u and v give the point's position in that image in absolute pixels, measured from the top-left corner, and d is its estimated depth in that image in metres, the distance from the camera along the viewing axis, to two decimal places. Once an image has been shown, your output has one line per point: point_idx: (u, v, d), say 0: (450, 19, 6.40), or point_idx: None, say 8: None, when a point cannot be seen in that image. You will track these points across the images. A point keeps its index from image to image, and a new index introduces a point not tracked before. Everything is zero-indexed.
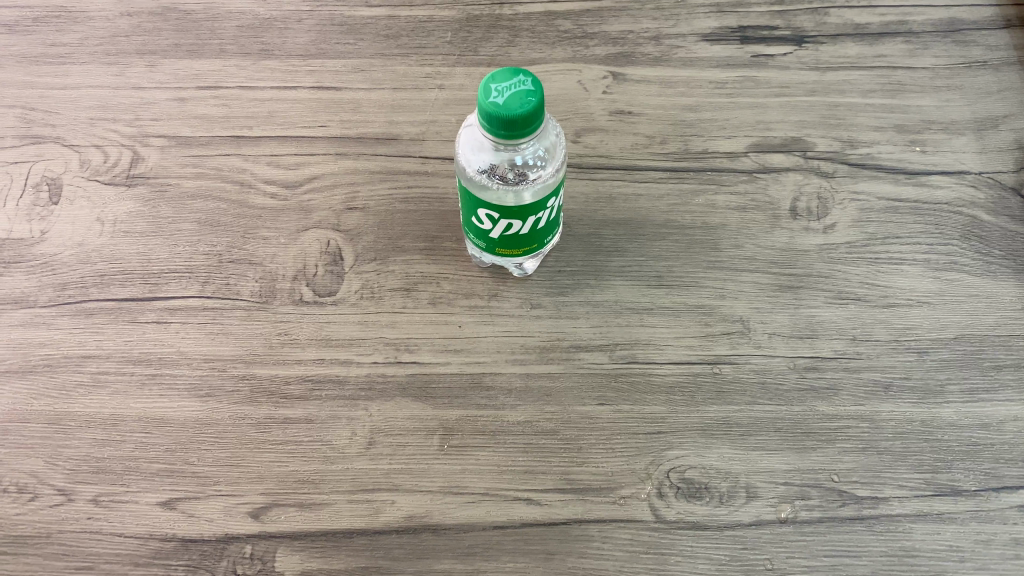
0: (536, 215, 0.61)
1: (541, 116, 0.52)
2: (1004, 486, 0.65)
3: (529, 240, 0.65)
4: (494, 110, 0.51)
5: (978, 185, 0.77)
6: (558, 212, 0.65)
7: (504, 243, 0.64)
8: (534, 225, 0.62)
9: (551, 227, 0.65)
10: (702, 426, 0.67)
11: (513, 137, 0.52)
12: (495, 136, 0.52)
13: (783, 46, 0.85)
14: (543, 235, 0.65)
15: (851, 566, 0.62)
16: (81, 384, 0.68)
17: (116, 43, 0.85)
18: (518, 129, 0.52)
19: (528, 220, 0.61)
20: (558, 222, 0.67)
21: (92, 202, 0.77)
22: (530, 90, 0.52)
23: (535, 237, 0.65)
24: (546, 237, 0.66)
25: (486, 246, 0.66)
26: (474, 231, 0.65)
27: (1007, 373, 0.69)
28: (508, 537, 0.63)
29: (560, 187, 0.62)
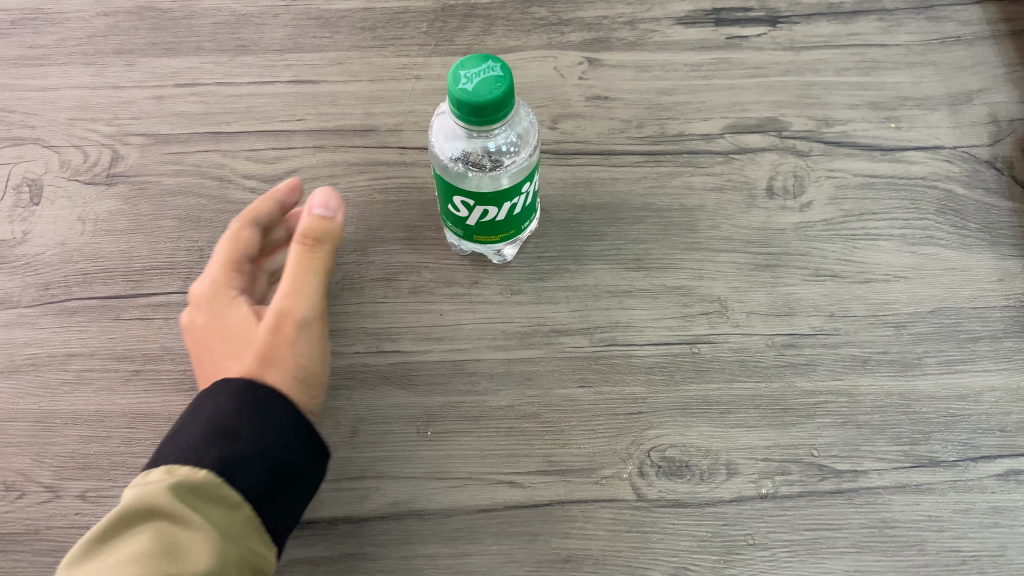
0: (510, 201, 0.61)
1: (511, 103, 0.53)
2: (981, 457, 0.66)
3: (507, 224, 0.64)
4: (464, 97, 0.51)
5: (953, 159, 0.77)
6: (534, 197, 0.65)
7: (481, 230, 0.65)
8: (509, 211, 0.62)
9: (527, 213, 0.66)
10: (682, 404, 0.67)
11: (484, 125, 0.53)
12: (466, 125, 0.53)
13: (757, 27, 0.85)
14: (519, 220, 0.65)
15: (831, 539, 0.63)
16: (66, 382, 0.69)
17: (93, 44, 0.85)
18: (489, 116, 0.52)
19: (503, 206, 0.61)
20: (536, 206, 0.67)
21: (73, 201, 0.77)
22: (499, 77, 0.52)
23: (512, 223, 0.65)
24: (523, 223, 0.66)
25: (464, 232, 0.66)
26: (451, 220, 0.65)
27: (983, 345, 0.69)
28: (491, 519, 0.64)
29: (534, 171, 0.61)
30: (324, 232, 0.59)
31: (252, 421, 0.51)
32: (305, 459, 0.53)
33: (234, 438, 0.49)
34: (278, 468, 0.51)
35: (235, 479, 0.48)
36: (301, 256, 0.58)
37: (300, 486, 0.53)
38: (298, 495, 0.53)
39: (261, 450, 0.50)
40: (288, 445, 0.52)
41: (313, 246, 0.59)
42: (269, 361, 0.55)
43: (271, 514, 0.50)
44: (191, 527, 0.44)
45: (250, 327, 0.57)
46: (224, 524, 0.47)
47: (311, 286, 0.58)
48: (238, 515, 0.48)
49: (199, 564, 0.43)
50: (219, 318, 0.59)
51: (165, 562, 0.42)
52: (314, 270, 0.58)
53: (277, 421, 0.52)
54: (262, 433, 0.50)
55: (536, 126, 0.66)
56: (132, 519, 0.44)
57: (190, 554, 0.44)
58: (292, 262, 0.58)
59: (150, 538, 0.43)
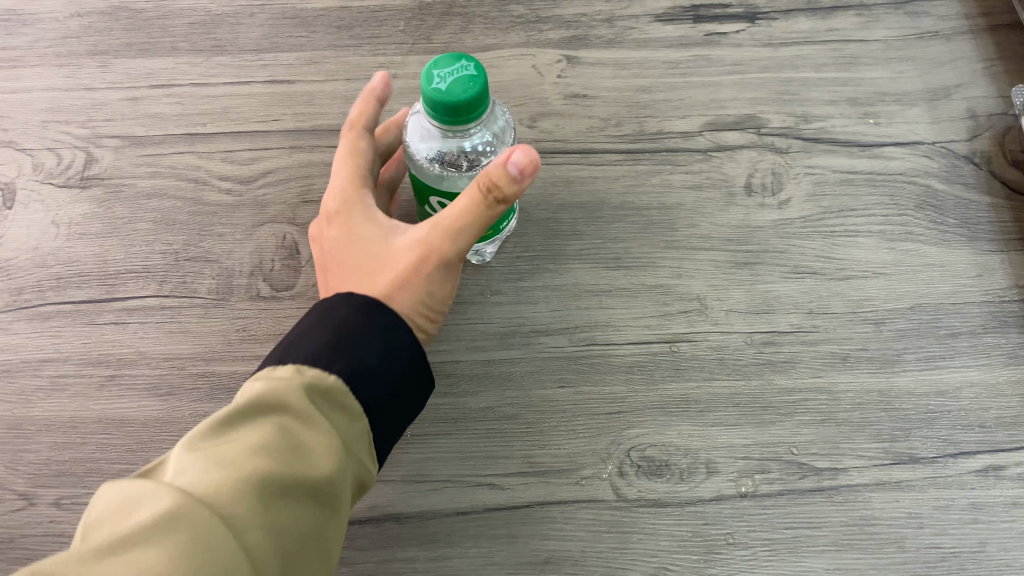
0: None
1: (484, 102, 0.52)
2: (961, 453, 0.66)
3: (487, 225, 0.64)
4: (437, 97, 0.51)
5: (932, 155, 0.77)
6: (513, 196, 0.65)
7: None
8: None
9: (509, 211, 0.66)
10: (662, 403, 0.67)
11: (456, 124, 0.52)
12: (439, 124, 0.52)
13: (736, 23, 0.85)
14: (499, 220, 0.65)
15: (811, 537, 0.63)
16: (40, 388, 0.68)
17: (66, 45, 0.84)
18: (462, 116, 0.51)
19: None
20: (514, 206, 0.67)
21: (47, 205, 0.77)
22: (473, 76, 0.52)
23: (492, 223, 0.64)
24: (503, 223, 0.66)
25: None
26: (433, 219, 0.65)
27: (962, 340, 0.69)
28: (470, 522, 0.63)
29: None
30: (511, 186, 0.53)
31: (379, 328, 0.52)
32: (420, 374, 0.54)
33: (360, 348, 0.50)
34: (395, 383, 0.52)
35: (361, 387, 0.49)
36: (478, 211, 0.54)
37: (410, 401, 0.54)
38: (408, 407, 0.54)
39: (383, 364, 0.51)
40: (408, 357, 0.53)
41: (497, 200, 0.54)
42: (403, 293, 0.56)
43: (385, 423, 0.52)
44: (318, 428, 0.46)
45: (392, 250, 0.58)
46: (345, 428, 0.48)
47: (462, 232, 0.55)
48: (357, 422, 0.49)
49: (323, 468, 0.45)
50: (357, 225, 0.60)
51: (294, 461, 0.43)
52: (488, 220, 0.55)
53: (402, 334, 0.53)
54: (387, 346, 0.51)
55: (510, 123, 0.66)
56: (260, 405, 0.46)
57: (314, 454, 0.45)
58: (472, 209, 0.54)
59: (279, 431, 0.44)
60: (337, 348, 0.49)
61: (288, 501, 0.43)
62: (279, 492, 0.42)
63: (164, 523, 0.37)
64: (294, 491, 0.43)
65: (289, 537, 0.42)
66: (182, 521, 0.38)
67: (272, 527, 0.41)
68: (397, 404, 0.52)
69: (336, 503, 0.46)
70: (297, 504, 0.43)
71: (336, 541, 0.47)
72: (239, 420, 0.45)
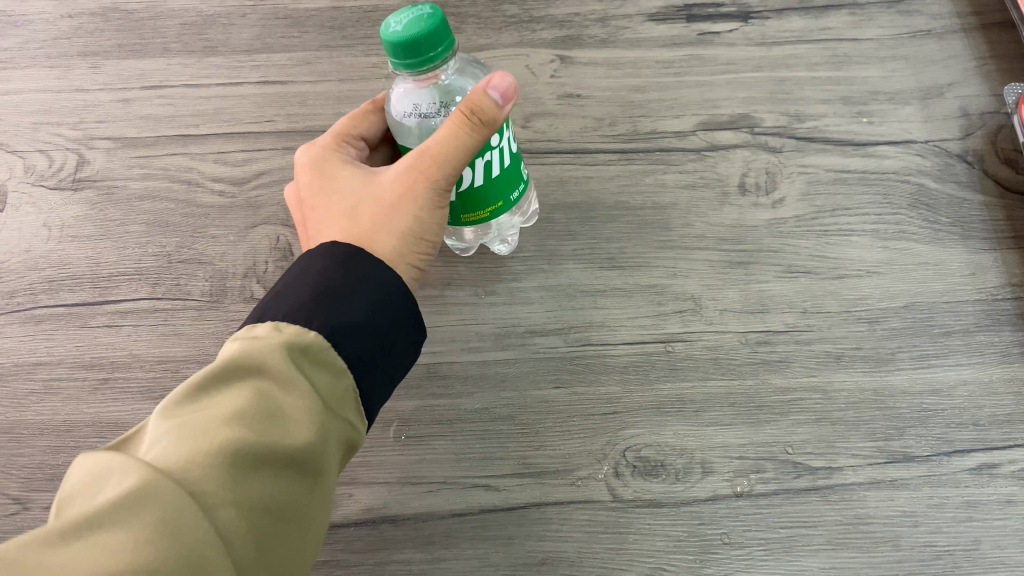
0: (482, 157, 0.56)
1: (447, 39, 0.50)
2: (955, 451, 0.66)
3: (491, 192, 0.59)
4: (396, 39, 0.48)
5: (925, 153, 0.77)
6: (514, 160, 0.60)
7: (464, 206, 0.59)
8: (486, 171, 0.57)
9: (512, 176, 0.60)
10: (657, 403, 0.67)
11: (421, 64, 0.50)
12: (403, 69, 0.50)
13: (729, 22, 0.85)
14: (506, 187, 0.60)
15: (806, 536, 0.63)
16: (33, 391, 0.68)
17: (58, 46, 0.84)
18: (425, 51, 0.49)
19: (475, 165, 0.56)
20: (523, 176, 0.62)
21: (38, 207, 0.76)
22: (430, 15, 0.50)
23: (498, 190, 0.59)
24: (512, 192, 0.61)
25: (451, 216, 0.61)
26: None
27: (956, 339, 0.69)
28: (466, 524, 0.63)
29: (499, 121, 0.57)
30: (487, 115, 0.50)
31: (356, 283, 0.50)
32: (407, 327, 0.53)
33: (338, 300, 0.49)
34: (381, 334, 0.50)
35: (339, 347, 0.47)
36: (455, 146, 0.51)
37: (401, 356, 0.53)
38: (398, 363, 0.53)
39: (366, 316, 0.49)
40: (391, 311, 0.52)
41: (475, 134, 0.51)
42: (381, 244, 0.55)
43: (373, 381, 0.50)
44: (297, 393, 0.44)
45: (373, 198, 0.57)
46: (327, 392, 0.46)
47: (442, 172, 0.53)
48: (339, 385, 0.47)
49: (302, 432, 0.42)
50: (342, 178, 0.59)
51: (270, 425, 0.41)
52: (466, 157, 0.52)
53: (382, 287, 0.51)
54: (368, 298, 0.50)
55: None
56: (235, 373, 0.44)
57: (291, 418, 0.43)
58: (450, 142, 0.52)
59: (254, 394, 0.42)
60: (311, 303, 0.48)
61: (268, 470, 0.41)
62: (258, 460, 0.40)
63: (130, 497, 0.35)
64: (275, 460, 0.41)
65: (271, 510, 0.40)
66: (154, 495, 0.35)
67: (252, 499, 0.39)
68: (387, 357, 0.51)
69: (321, 472, 0.44)
70: (278, 474, 0.41)
71: (322, 512, 0.45)
72: (215, 391, 0.43)
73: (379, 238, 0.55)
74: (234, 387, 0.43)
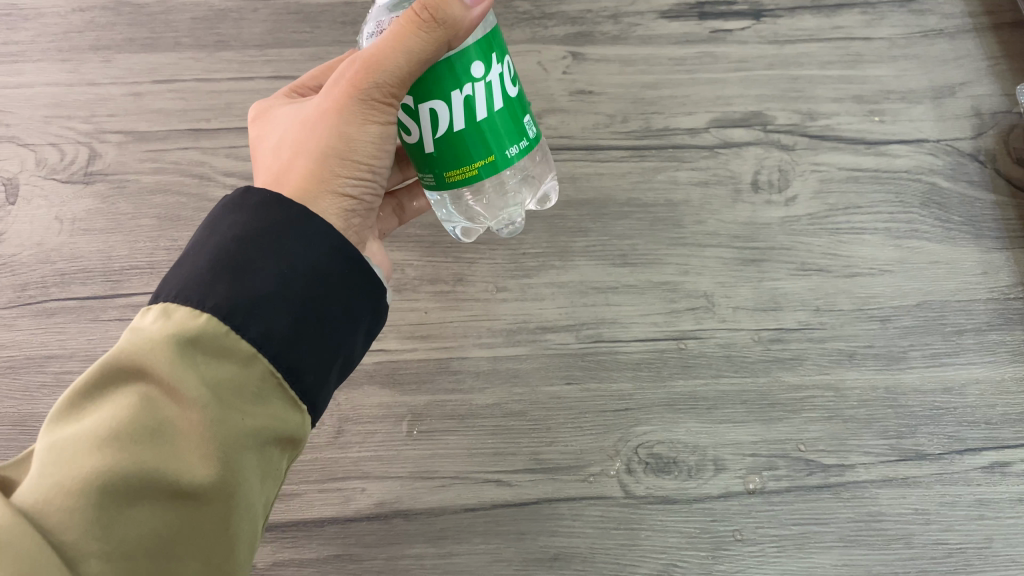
0: (460, 89, 0.45)
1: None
2: (967, 450, 0.66)
3: (479, 139, 0.47)
4: None
5: (937, 152, 0.77)
6: (511, 106, 0.48)
7: (445, 158, 0.47)
8: (468, 106, 0.45)
9: (509, 128, 0.48)
10: (668, 401, 0.68)
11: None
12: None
13: (740, 21, 0.84)
14: (498, 138, 0.48)
15: (819, 534, 0.63)
16: (45, 384, 0.69)
17: (69, 40, 0.83)
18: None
19: (452, 101, 0.45)
20: (527, 135, 0.50)
21: (50, 200, 0.76)
22: None
23: (488, 137, 0.47)
24: (508, 146, 0.48)
25: (434, 177, 0.49)
26: (415, 161, 0.49)
27: (968, 338, 0.69)
28: (478, 518, 0.64)
29: (485, 48, 0.46)
30: (449, 10, 0.41)
31: (286, 244, 0.40)
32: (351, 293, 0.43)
33: (244, 273, 0.39)
34: (310, 310, 0.40)
35: (247, 326, 0.38)
36: (397, 52, 0.42)
37: (348, 329, 0.43)
38: (346, 339, 0.43)
39: (281, 292, 0.39)
40: (325, 279, 0.41)
41: (425, 38, 0.42)
42: (302, 176, 0.45)
43: (304, 360, 0.40)
44: (184, 402, 0.36)
45: (304, 125, 0.47)
46: (233, 388, 0.38)
47: (380, 85, 0.44)
48: (251, 377, 0.38)
49: (189, 455, 0.36)
50: (280, 122, 0.51)
51: (150, 451, 0.35)
52: (412, 68, 0.43)
53: (309, 251, 0.41)
54: (286, 266, 0.40)
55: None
56: (122, 375, 0.37)
57: (181, 438, 0.36)
58: (393, 39, 0.42)
59: (137, 407, 0.36)
60: (208, 276, 0.38)
61: (144, 504, 0.35)
62: (125, 497, 0.35)
63: None
64: (151, 491, 0.35)
65: (150, 548, 0.36)
66: None
67: (116, 547, 0.34)
68: (321, 337, 0.41)
69: (226, 493, 0.37)
70: (160, 505, 0.36)
71: (250, 524, 0.39)
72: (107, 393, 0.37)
73: (299, 168, 0.46)
74: (121, 392, 0.37)
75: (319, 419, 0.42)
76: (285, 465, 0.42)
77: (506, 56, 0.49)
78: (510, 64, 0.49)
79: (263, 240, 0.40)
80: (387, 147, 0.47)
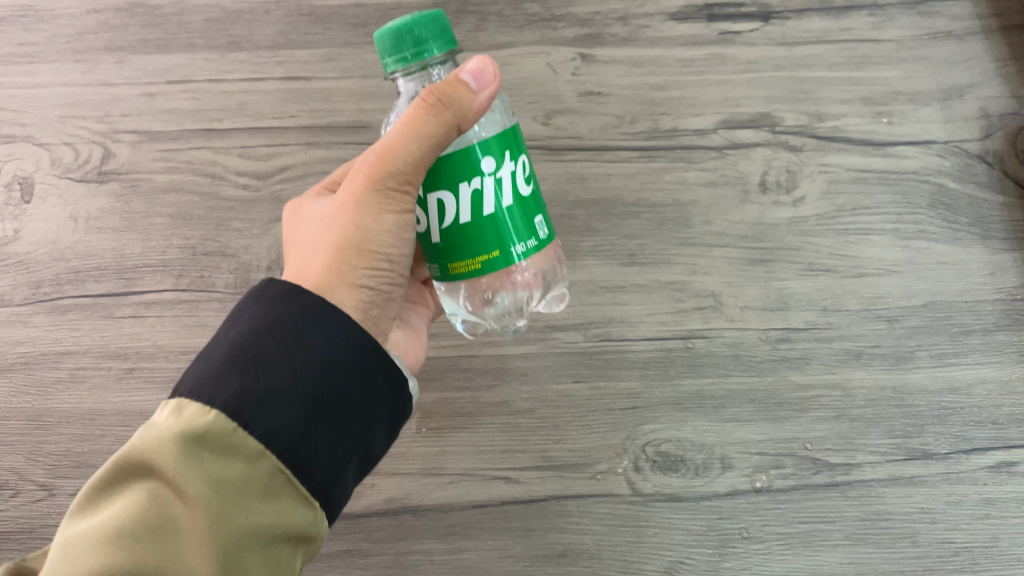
0: (469, 182, 0.47)
1: (439, 32, 0.47)
2: (974, 449, 0.69)
3: (484, 233, 0.48)
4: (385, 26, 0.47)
5: (945, 153, 0.74)
6: (523, 204, 0.49)
7: (450, 250, 0.49)
8: (475, 202, 0.47)
9: (521, 229, 0.49)
10: (676, 400, 0.71)
11: (408, 54, 0.46)
12: (393, 65, 0.47)
13: (750, 23, 0.77)
14: (507, 234, 0.48)
15: (824, 531, 0.68)
16: (59, 379, 0.73)
17: (84, 41, 0.78)
18: (407, 37, 0.46)
19: (460, 192, 0.47)
20: (538, 234, 0.50)
21: (64, 199, 0.76)
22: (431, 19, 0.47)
23: (494, 233, 0.48)
24: (516, 243, 0.49)
25: (439, 269, 0.50)
26: (428, 254, 0.51)
27: (975, 338, 0.71)
28: (487, 515, 0.69)
29: (499, 145, 0.48)
30: (458, 93, 0.46)
31: (302, 338, 0.42)
32: (367, 385, 0.44)
33: (258, 365, 0.41)
34: (323, 403, 0.41)
35: (256, 422, 0.40)
36: (414, 135, 0.45)
37: (364, 421, 0.43)
38: (362, 431, 0.43)
39: (293, 383, 0.41)
40: (339, 371, 0.42)
41: (438, 120, 0.45)
42: (322, 270, 0.47)
43: (318, 454, 0.41)
44: (189, 501, 0.39)
45: (322, 224, 0.49)
46: (239, 486, 0.40)
47: (394, 173, 0.46)
48: (258, 473, 0.40)
49: (189, 552, 0.38)
50: (303, 220, 0.53)
51: (151, 547, 0.38)
52: (424, 157, 0.46)
53: (324, 342, 0.42)
54: (300, 359, 0.41)
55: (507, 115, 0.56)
56: (139, 472, 0.40)
57: (182, 535, 0.39)
58: (405, 127, 0.45)
59: (145, 505, 0.39)
60: (226, 369, 0.41)
61: None
62: None
63: None
64: None
65: None
66: None
67: None
68: (334, 430, 0.42)
69: None
70: None
71: None
72: (125, 488, 0.40)
73: (319, 264, 0.47)
74: (135, 488, 0.40)
75: (336, 518, 0.43)
76: (300, 563, 0.44)
77: (523, 154, 0.51)
78: (526, 163, 0.51)
79: (279, 332, 0.42)
80: (404, 238, 0.48)
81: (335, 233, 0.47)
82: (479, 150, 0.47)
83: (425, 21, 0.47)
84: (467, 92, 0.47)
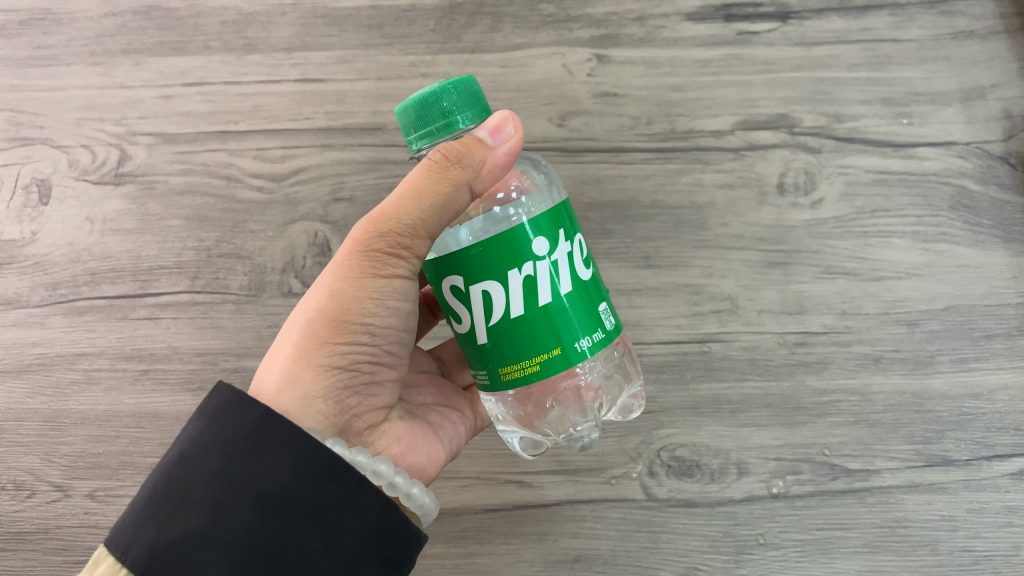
0: (519, 269, 0.45)
1: (471, 100, 0.46)
2: (995, 456, 0.68)
3: (541, 327, 0.46)
4: (408, 100, 0.46)
5: (967, 155, 0.73)
6: (579, 289, 0.48)
7: (502, 347, 0.47)
8: (528, 292, 0.46)
9: (580, 321, 0.47)
10: (693, 404, 0.71)
11: (435, 127, 0.45)
12: (420, 139, 0.46)
13: (768, 22, 0.75)
14: (565, 328, 0.47)
15: (842, 539, 0.68)
16: (76, 381, 0.74)
17: (101, 43, 0.78)
18: (435, 108, 0.45)
19: (510, 280, 0.45)
20: (602, 325, 0.48)
21: (81, 201, 0.76)
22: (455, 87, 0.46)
23: (552, 327, 0.46)
24: (577, 337, 0.47)
25: (490, 373, 0.48)
26: (478, 354, 0.49)
27: (997, 343, 0.70)
28: (500, 519, 0.69)
29: (551, 227, 0.47)
30: (469, 153, 0.46)
31: (235, 473, 0.39)
32: (323, 515, 0.40)
33: (187, 503, 0.38)
34: (264, 541, 0.38)
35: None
36: (413, 198, 0.45)
37: (324, 557, 0.39)
38: (323, 569, 0.39)
39: (226, 522, 0.38)
40: (278, 508, 0.39)
41: (439, 184, 0.45)
42: (297, 347, 0.47)
43: None
44: None
45: (304, 300, 0.49)
46: None
47: (385, 239, 0.46)
48: None
49: None
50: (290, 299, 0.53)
51: None
52: (422, 220, 0.46)
53: (264, 472, 0.39)
54: (230, 497, 0.38)
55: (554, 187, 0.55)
56: None
57: None
58: (404, 192, 0.46)
59: None
60: (155, 508, 0.38)
61: None
62: None
63: None
64: None
65: None
66: None
67: None
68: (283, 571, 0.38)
69: None
70: None
71: None
72: None
73: (296, 340, 0.47)
74: None
75: None
76: None
77: (576, 235, 0.50)
78: (582, 244, 0.50)
79: (214, 464, 0.39)
80: (390, 305, 0.48)
81: (314, 308, 0.47)
82: (530, 237, 0.45)
83: (449, 91, 0.45)
84: (496, 151, 0.47)
